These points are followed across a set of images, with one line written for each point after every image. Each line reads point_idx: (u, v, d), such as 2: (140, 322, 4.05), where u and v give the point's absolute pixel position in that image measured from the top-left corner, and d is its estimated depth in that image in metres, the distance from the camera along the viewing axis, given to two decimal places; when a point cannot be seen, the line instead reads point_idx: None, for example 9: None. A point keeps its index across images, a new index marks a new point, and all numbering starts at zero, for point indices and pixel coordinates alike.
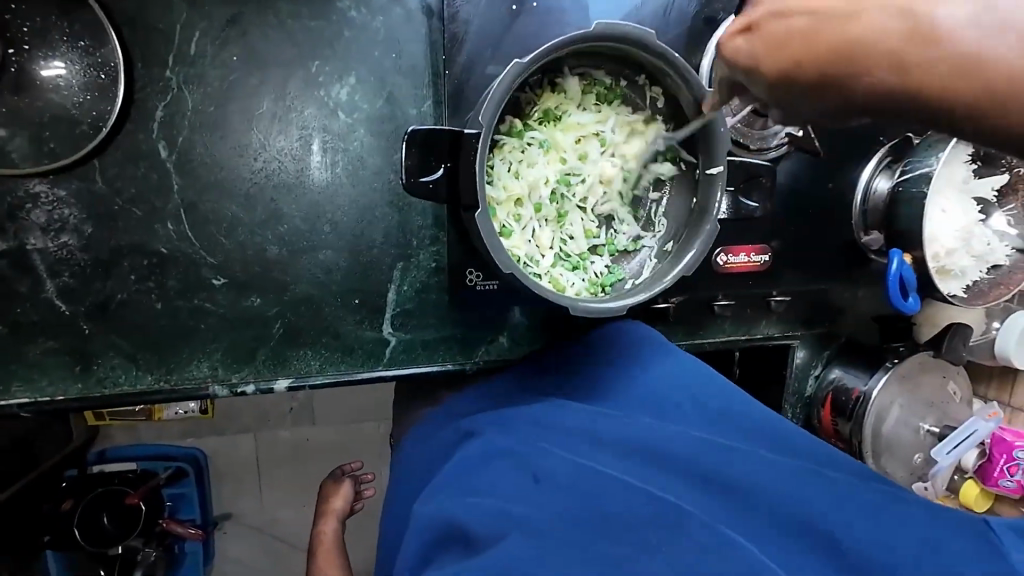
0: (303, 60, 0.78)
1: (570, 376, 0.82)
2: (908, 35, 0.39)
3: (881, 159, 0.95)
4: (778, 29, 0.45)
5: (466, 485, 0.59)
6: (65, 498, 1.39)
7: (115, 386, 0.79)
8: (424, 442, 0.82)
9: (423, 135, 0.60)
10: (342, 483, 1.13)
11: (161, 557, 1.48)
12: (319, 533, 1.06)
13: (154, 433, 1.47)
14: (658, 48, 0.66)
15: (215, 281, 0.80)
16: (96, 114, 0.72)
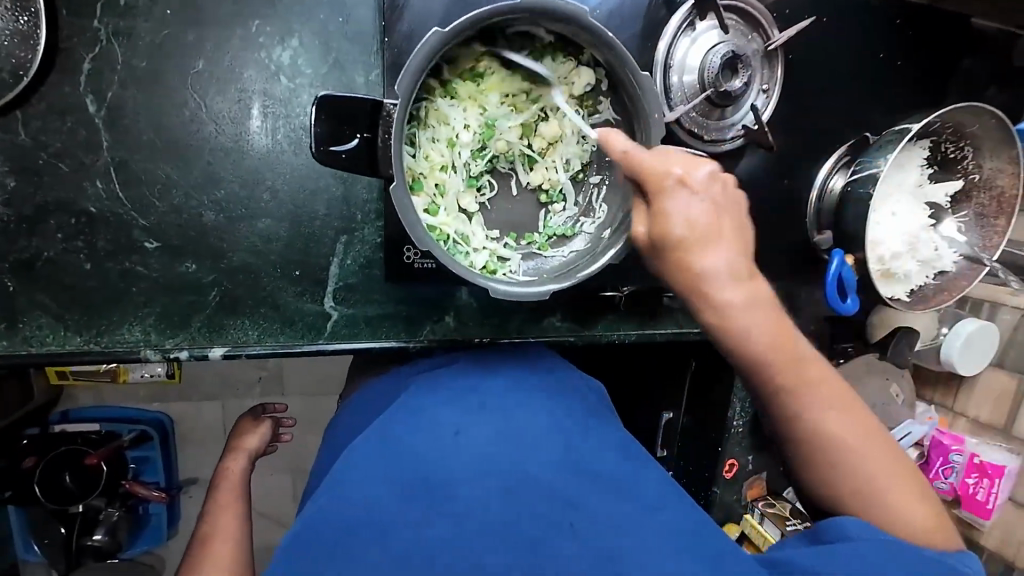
0: (243, 18, 0.75)
1: (500, 361, 0.83)
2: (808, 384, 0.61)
3: (839, 158, 0.95)
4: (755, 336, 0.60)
5: (396, 442, 0.60)
6: (27, 456, 1.33)
7: (43, 345, 0.77)
8: (370, 407, 0.81)
9: (332, 103, 0.58)
10: (258, 424, 1.08)
11: (124, 517, 1.44)
12: (225, 468, 0.98)
13: (119, 395, 1.47)
14: (594, 26, 0.62)
15: (148, 244, 0.78)
16: (16, 61, 0.69)
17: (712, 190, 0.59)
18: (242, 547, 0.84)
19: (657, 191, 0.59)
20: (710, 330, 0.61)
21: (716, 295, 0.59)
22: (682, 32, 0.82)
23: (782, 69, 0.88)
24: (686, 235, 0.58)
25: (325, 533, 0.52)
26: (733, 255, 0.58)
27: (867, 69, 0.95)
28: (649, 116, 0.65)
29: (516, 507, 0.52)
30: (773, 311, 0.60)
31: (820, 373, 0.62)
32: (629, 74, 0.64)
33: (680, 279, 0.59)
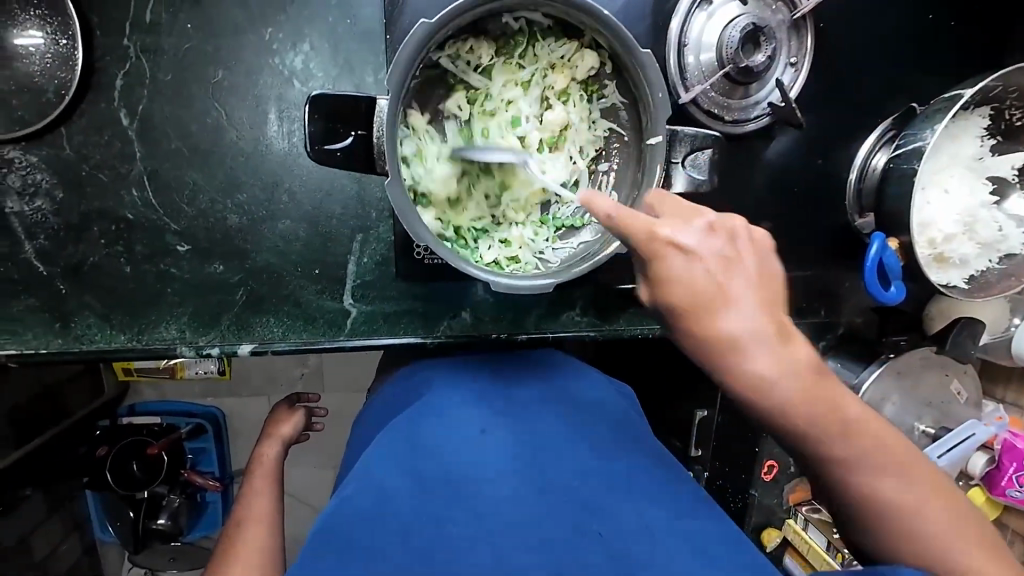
0: (257, 27, 0.79)
1: (515, 362, 0.83)
2: (819, 425, 0.55)
3: (882, 133, 0.86)
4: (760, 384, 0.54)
5: (412, 443, 0.61)
6: (101, 445, 1.43)
7: (92, 343, 0.83)
8: (378, 406, 0.81)
9: (322, 104, 0.60)
10: (293, 412, 1.12)
11: (184, 504, 1.52)
12: (261, 454, 1.02)
13: (177, 390, 1.56)
14: (587, 5, 0.60)
15: (180, 247, 0.83)
16: (59, 82, 0.76)
17: (720, 248, 0.54)
18: (273, 526, 0.87)
19: (652, 254, 0.54)
20: (739, 395, 0.56)
21: (742, 359, 0.54)
22: (698, 7, 0.78)
23: (812, 38, 0.82)
24: (695, 305, 0.54)
25: (347, 522, 0.53)
26: (753, 326, 0.53)
27: (910, 33, 0.87)
28: (654, 95, 0.63)
29: (538, 510, 0.53)
30: (812, 375, 0.55)
31: (866, 425, 0.56)
32: (629, 53, 0.62)
33: (707, 352, 0.55)
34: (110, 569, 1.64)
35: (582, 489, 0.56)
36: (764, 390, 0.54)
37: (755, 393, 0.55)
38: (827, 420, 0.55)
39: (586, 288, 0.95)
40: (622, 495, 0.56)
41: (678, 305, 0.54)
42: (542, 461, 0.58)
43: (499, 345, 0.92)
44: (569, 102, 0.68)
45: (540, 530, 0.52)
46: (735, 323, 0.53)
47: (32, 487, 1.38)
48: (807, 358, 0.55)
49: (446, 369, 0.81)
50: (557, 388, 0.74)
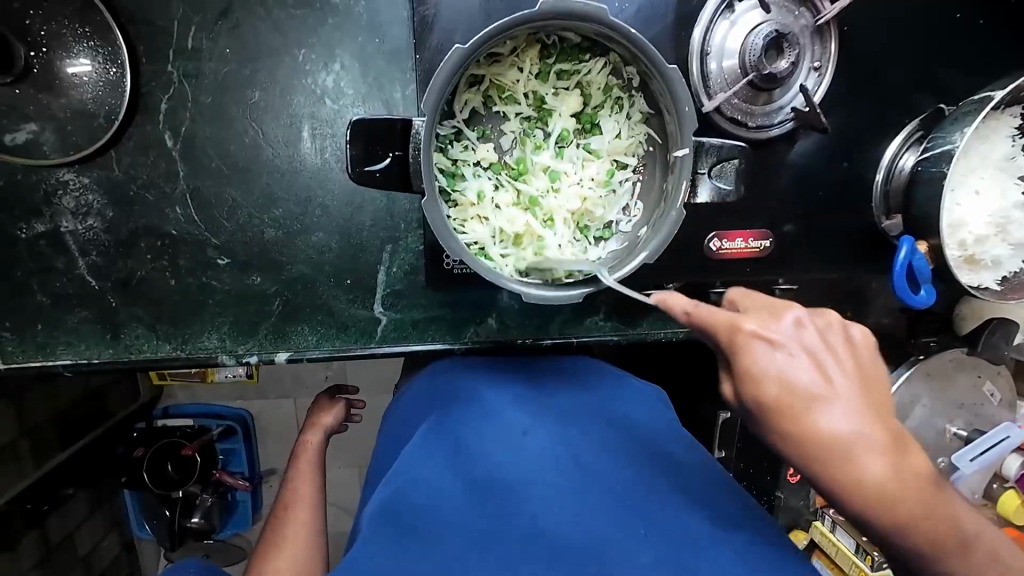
0: (291, 49, 0.82)
1: (548, 366, 0.84)
2: (897, 488, 0.51)
3: (909, 135, 0.86)
4: (840, 444, 0.51)
5: (458, 439, 0.64)
6: (138, 446, 1.50)
7: (140, 352, 0.87)
8: (404, 405, 0.84)
9: (364, 126, 0.63)
10: (333, 403, 1.13)
11: (216, 503, 1.58)
12: (304, 441, 1.05)
13: (208, 393, 1.62)
14: (611, 24, 0.61)
15: (220, 260, 0.87)
16: (108, 107, 0.80)
17: (810, 341, 0.53)
18: (316, 515, 0.90)
19: (732, 347, 0.55)
20: (858, 507, 0.52)
21: (855, 468, 0.51)
22: (720, 15, 0.78)
23: (835, 43, 0.82)
24: (787, 404, 0.52)
25: (401, 508, 0.57)
26: (862, 425, 0.51)
27: (937, 33, 0.86)
28: (679, 109, 0.64)
29: (583, 510, 0.56)
30: (927, 489, 0.52)
31: (974, 535, 0.53)
32: (653, 67, 0.63)
33: (817, 461, 0.52)
34: (150, 564, 1.71)
35: (620, 494, 0.58)
36: (849, 451, 0.51)
37: (846, 466, 0.51)
38: (927, 501, 0.52)
39: (610, 293, 0.96)
40: (663, 499, 0.58)
41: (770, 408, 0.53)
42: (583, 466, 0.60)
43: (524, 349, 0.95)
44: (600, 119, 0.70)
45: (586, 529, 0.54)
46: (838, 425, 0.51)
47: (75, 488, 1.44)
48: (919, 468, 0.52)
49: (476, 369, 0.83)
50: (586, 390, 0.77)
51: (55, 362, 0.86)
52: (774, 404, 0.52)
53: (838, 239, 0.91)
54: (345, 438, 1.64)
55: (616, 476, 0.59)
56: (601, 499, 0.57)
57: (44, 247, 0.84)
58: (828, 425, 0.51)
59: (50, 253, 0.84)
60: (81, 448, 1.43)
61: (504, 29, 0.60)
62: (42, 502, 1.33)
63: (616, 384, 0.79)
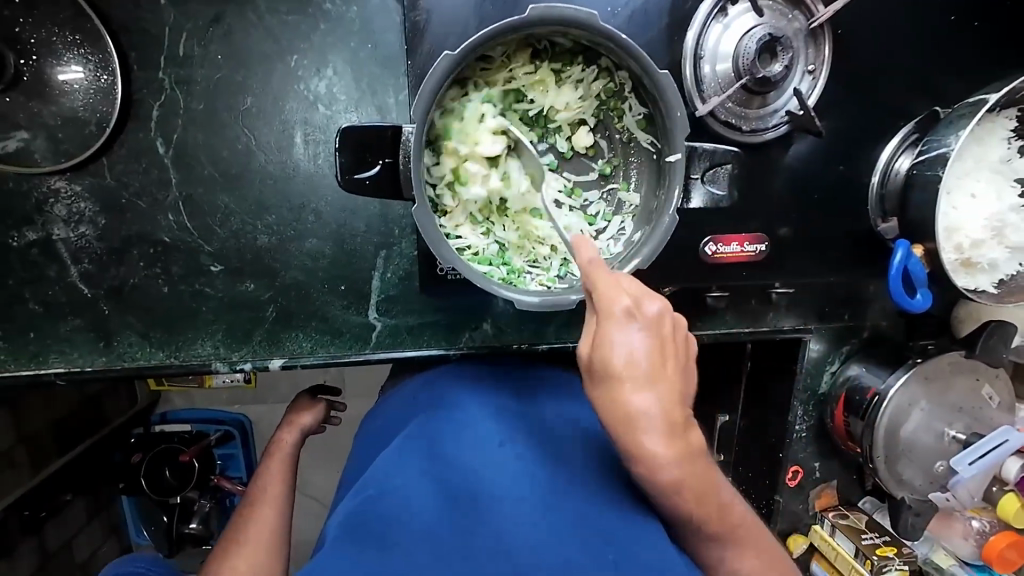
0: (283, 55, 0.82)
1: (534, 380, 0.84)
2: (687, 489, 0.58)
3: (905, 137, 0.85)
4: (650, 413, 0.57)
5: (437, 451, 0.64)
6: (135, 452, 1.50)
7: (133, 360, 0.87)
8: (387, 413, 0.83)
9: (356, 133, 0.63)
10: (315, 402, 1.12)
11: (215, 509, 1.57)
12: (278, 440, 1.04)
13: (206, 399, 1.61)
14: (601, 29, 0.61)
15: (213, 267, 0.87)
16: (100, 115, 0.80)
17: (648, 331, 0.59)
18: (282, 516, 0.90)
19: (605, 313, 0.60)
20: (646, 480, 0.58)
21: (640, 440, 0.57)
22: (713, 18, 0.78)
23: (829, 46, 0.82)
24: (620, 389, 0.58)
25: (368, 517, 0.56)
26: (666, 395, 0.58)
27: (932, 35, 0.86)
28: (671, 114, 0.63)
29: (557, 534, 0.54)
30: (700, 462, 0.59)
31: (745, 525, 0.64)
32: (644, 71, 0.63)
33: (611, 416, 0.58)
34: None
35: (595, 520, 0.56)
36: (645, 431, 0.57)
37: (654, 451, 0.57)
38: (714, 496, 0.61)
39: None
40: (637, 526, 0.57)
41: (602, 365, 0.58)
42: (563, 487, 0.59)
43: (523, 355, 0.95)
44: (585, 133, 0.71)
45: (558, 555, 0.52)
46: (645, 401, 0.57)
47: (73, 494, 1.43)
48: (698, 443, 0.59)
49: (463, 379, 0.82)
50: (573, 406, 0.76)
51: (47, 371, 0.85)
52: (618, 371, 0.58)
53: (835, 242, 0.90)
54: (328, 440, 1.63)
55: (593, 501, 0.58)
56: (577, 526, 0.55)
57: (36, 256, 0.83)
58: (641, 405, 0.57)
59: (42, 261, 0.84)
60: (77, 455, 1.42)
61: (494, 34, 0.60)
62: (39, 509, 1.32)
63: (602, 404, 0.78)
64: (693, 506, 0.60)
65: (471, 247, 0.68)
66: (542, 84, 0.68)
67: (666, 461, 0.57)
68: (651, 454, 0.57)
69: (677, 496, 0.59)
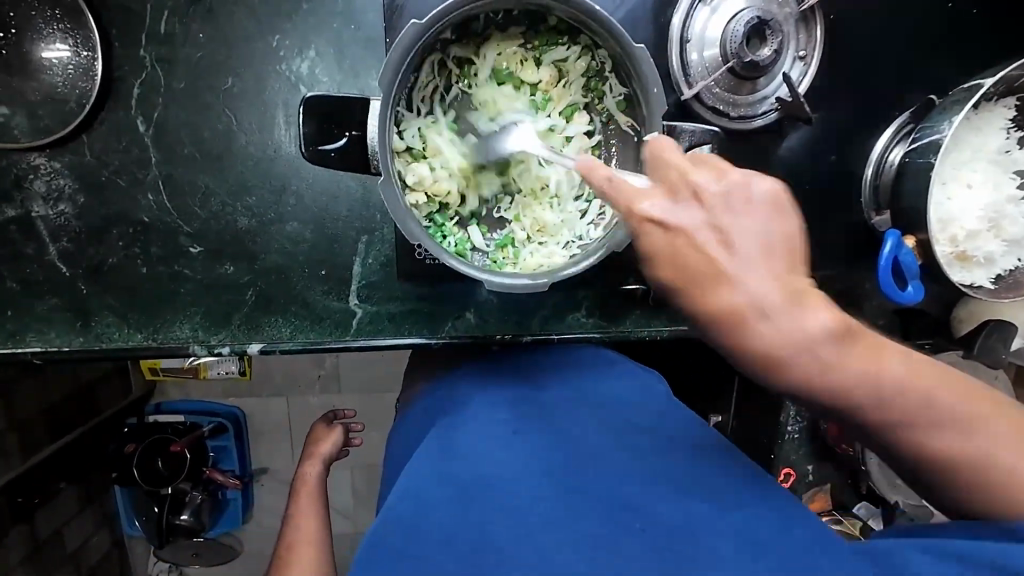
0: (265, 35, 0.81)
1: (543, 368, 0.84)
2: (774, 361, 0.49)
3: (899, 127, 0.83)
4: (704, 288, 0.49)
5: (448, 450, 0.63)
6: (128, 442, 1.49)
7: (110, 341, 0.86)
8: (404, 428, 0.82)
9: (319, 103, 0.62)
10: (331, 429, 1.13)
11: (206, 501, 1.56)
12: (302, 475, 1.03)
13: (200, 390, 1.61)
14: (576, 3, 0.59)
15: (192, 249, 0.86)
16: (80, 92, 0.79)
17: (726, 252, 0.48)
18: (323, 556, 0.89)
19: (638, 219, 0.50)
20: (786, 381, 0.50)
21: (758, 330, 0.48)
22: (699, 3, 0.76)
23: (821, 31, 0.79)
24: (742, 339, 0.49)
25: (391, 529, 0.53)
26: (769, 268, 0.48)
27: (929, 23, 0.83)
28: (649, 92, 0.62)
29: (582, 512, 0.54)
30: (868, 349, 0.49)
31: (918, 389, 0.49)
32: (619, 46, 0.61)
33: (740, 345, 0.50)
34: (136, 561, 1.70)
35: (614, 488, 0.57)
36: (747, 310, 0.48)
37: (705, 311, 0.50)
38: (873, 371, 0.49)
39: (591, 289, 0.94)
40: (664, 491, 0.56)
41: (708, 319, 0.50)
42: (578, 462, 0.59)
43: (506, 346, 0.92)
44: (575, 116, 0.68)
45: (585, 531, 0.52)
46: (743, 299, 0.48)
47: (67, 482, 1.44)
48: (869, 338, 0.50)
49: (474, 376, 0.82)
50: (576, 387, 0.76)
51: (24, 350, 0.84)
52: (673, 268, 0.50)
53: (827, 235, 0.88)
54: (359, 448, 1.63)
55: (619, 478, 0.58)
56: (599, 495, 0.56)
57: (15, 233, 0.83)
58: (729, 275, 0.48)
59: (21, 238, 0.83)
60: (65, 442, 1.41)
61: (463, 7, 0.58)
62: (32, 496, 1.33)
63: (608, 377, 0.78)
64: (844, 388, 0.49)
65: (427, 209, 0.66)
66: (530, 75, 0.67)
67: (756, 305, 0.48)
68: (717, 330, 0.50)
69: (828, 389, 0.49)
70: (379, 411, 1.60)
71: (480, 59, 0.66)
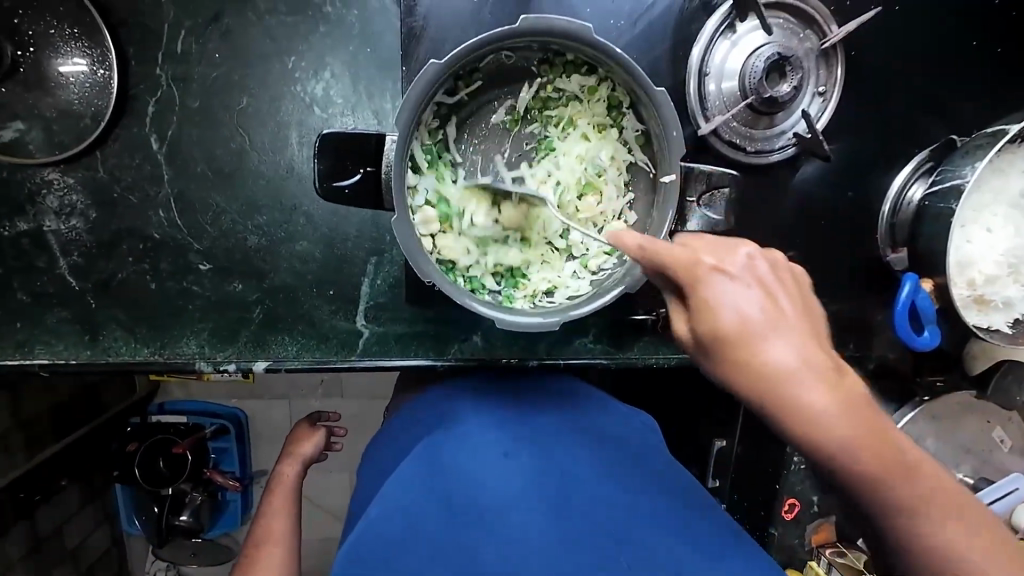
0: (281, 55, 0.81)
1: (536, 390, 0.82)
2: (815, 427, 0.48)
3: (919, 164, 0.82)
4: (726, 321, 0.50)
5: (439, 464, 0.61)
6: (131, 441, 1.49)
7: (117, 355, 0.86)
8: (387, 441, 0.79)
9: (333, 141, 0.63)
10: (313, 430, 1.10)
11: (206, 502, 1.56)
12: (279, 474, 1.00)
13: (205, 390, 1.60)
14: (597, 42, 0.59)
15: (202, 266, 0.86)
16: (95, 109, 0.80)
17: (763, 302, 0.50)
18: (288, 561, 0.87)
19: (691, 282, 0.52)
20: (800, 443, 0.49)
21: (797, 397, 0.48)
22: (721, 35, 0.76)
23: (842, 68, 0.78)
24: (764, 392, 0.49)
25: (371, 546, 0.54)
26: (771, 297, 0.50)
27: (951, 60, 0.82)
28: (667, 134, 0.61)
29: (570, 545, 0.54)
30: (878, 424, 0.48)
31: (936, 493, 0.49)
32: (640, 86, 0.60)
33: (770, 402, 0.49)
34: (134, 562, 1.70)
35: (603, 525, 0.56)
36: (778, 370, 0.48)
37: (745, 364, 0.49)
38: (896, 447, 0.49)
39: (599, 315, 0.93)
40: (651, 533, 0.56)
41: (745, 380, 0.49)
42: (577, 487, 0.59)
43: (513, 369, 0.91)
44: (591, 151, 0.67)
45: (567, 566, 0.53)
46: (776, 355, 0.49)
47: (68, 479, 1.44)
48: (867, 398, 0.49)
49: (466, 390, 0.81)
50: (568, 411, 0.75)
51: (32, 362, 0.84)
52: (704, 312, 0.51)
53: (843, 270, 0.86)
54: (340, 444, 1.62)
55: (612, 510, 0.58)
56: (591, 529, 0.56)
57: (27, 246, 0.83)
58: (761, 334, 0.49)
59: (33, 252, 0.83)
60: (67, 444, 1.41)
61: (483, 44, 0.58)
62: (35, 491, 1.33)
63: (601, 407, 0.78)
64: (855, 450, 0.48)
65: (438, 244, 0.64)
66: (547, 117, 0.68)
67: (788, 363, 0.48)
68: (739, 381, 0.50)
69: (841, 451, 0.48)
70: (375, 416, 1.60)
71: (497, 99, 0.66)
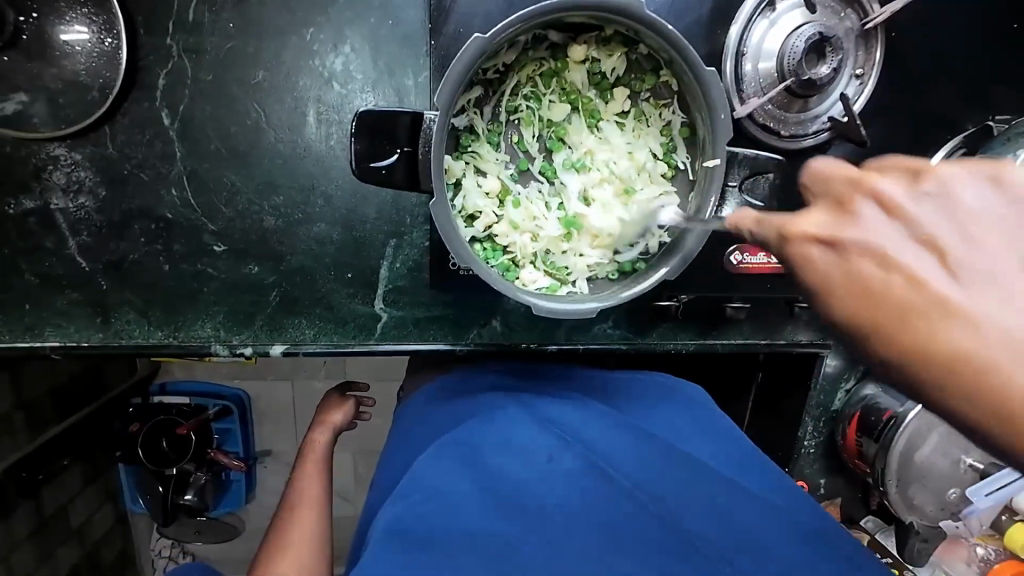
0: (298, 28, 0.77)
1: (581, 380, 0.81)
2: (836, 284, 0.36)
3: (953, 148, 0.81)
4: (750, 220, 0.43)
5: (476, 455, 0.59)
6: (133, 421, 1.47)
7: (130, 338, 0.84)
8: (415, 419, 0.78)
9: (367, 120, 0.61)
10: (343, 401, 1.10)
11: (210, 481, 1.54)
12: (312, 441, 1.02)
13: (207, 371, 1.58)
14: (647, 19, 0.56)
15: (216, 247, 0.83)
16: (103, 80, 0.76)
17: (922, 246, 0.34)
18: (322, 517, 0.88)
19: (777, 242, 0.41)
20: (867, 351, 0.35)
21: (941, 336, 0.32)
22: (760, 13, 0.73)
23: (880, 51, 0.76)
24: (869, 318, 0.35)
25: (413, 528, 0.52)
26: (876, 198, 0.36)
27: (988, 44, 0.80)
28: (715, 116, 0.59)
29: (616, 529, 0.52)
30: None
31: None
32: (690, 66, 0.58)
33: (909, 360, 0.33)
34: (140, 539, 1.71)
35: (659, 501, 0.54)
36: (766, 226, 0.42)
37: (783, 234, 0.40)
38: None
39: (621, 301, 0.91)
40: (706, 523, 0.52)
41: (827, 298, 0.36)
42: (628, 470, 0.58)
43: (530, 353, 0.90)
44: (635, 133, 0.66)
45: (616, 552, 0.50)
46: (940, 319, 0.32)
47: (70, 459, 1.41)
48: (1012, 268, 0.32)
49: (496, 382, 0.80)
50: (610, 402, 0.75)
51: (42, 344, 0.82)
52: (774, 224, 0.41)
53: None
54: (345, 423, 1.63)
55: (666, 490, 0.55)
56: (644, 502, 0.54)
57: (34, 225, 0.80)
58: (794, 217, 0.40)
59: (40, 231, 0.80)
60: (73, 423, 1.40)
61: (529, 19, 0.56)
62: (37, 470, 1.30)
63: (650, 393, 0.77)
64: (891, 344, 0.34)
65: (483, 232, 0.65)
66: (583, 87, 0.65)
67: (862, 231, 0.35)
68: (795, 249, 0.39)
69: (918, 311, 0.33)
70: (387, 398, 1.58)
71: (535, 82, 0.65)
